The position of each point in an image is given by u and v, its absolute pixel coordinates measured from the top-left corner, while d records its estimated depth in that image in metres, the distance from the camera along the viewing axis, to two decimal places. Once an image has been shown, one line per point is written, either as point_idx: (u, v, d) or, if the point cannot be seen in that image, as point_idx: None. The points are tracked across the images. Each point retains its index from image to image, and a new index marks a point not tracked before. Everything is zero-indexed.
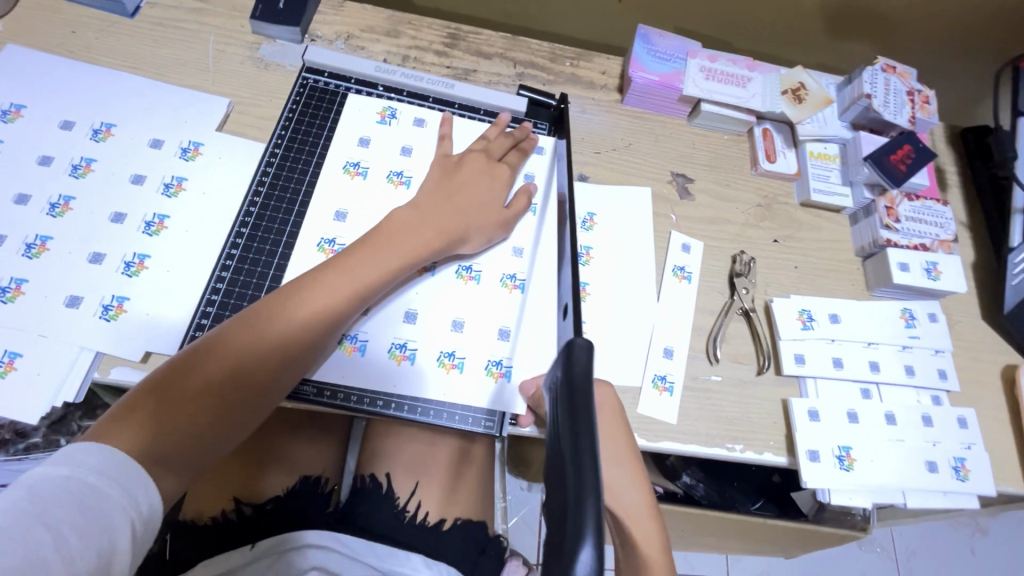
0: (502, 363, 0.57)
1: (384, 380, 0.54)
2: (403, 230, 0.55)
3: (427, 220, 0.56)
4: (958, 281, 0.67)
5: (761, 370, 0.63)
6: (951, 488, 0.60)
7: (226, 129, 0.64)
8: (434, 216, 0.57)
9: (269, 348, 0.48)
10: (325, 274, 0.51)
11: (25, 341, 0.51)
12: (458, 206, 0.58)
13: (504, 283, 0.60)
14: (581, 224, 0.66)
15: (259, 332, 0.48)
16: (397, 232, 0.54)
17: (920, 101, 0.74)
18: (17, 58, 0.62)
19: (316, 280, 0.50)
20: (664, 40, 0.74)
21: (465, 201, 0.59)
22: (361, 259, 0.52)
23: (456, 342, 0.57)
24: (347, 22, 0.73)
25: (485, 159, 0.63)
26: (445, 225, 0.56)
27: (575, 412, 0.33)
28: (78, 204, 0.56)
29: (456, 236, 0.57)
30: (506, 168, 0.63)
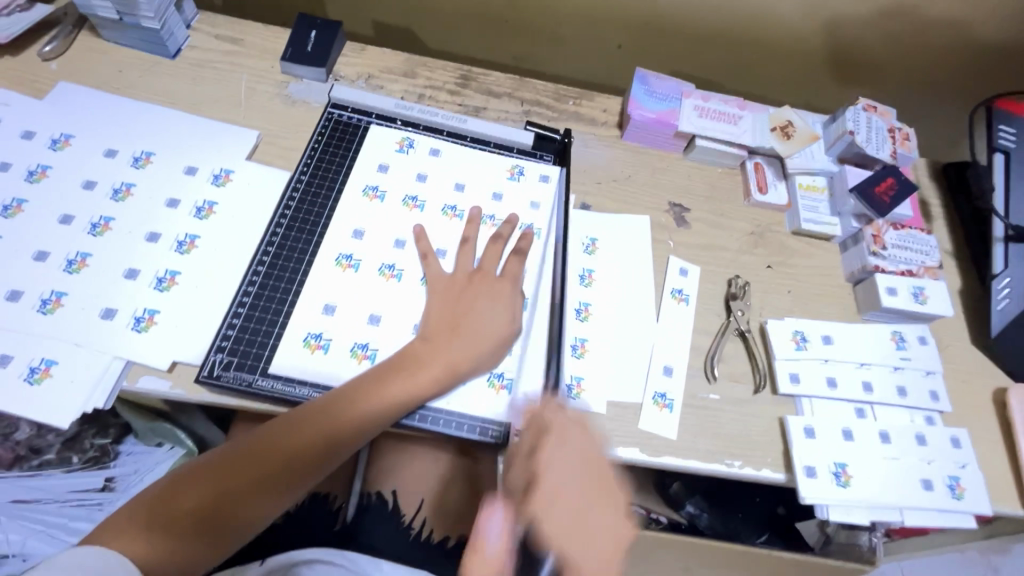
0: (504, 375, 0.60)
1: None
2: (403, 370, 0.56)
3: (434, 356, 0.57)
4: (944, 305, 0.70)
5: (757, 389, 0.65)
6: (947, 507, 0.61)
7: (254, 158, 0.69)
8: (445, 345, 0.58)
9: (279, 460, 0.52)
10: (342, 397, 0.54)
11: (61, 349, 0.54)
12: (463, 332, 0.59)
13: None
14: (584, 248, 0.70)
15: (270, 446, 0.52)
16: (407, 365, 0.56)
17: (900, 137, 0.79)
18: (69, 94, 0.68)
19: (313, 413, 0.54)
20: (660, 81, 0.80)
21: (469, 331, 0.59)
22: (357, 401, 0.54)
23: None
24: (368, 64, 0.80)
25: (483, 279, 0.63)
26: (451, 359, 0.57)
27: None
28: (117, 224, 0.61)
29: (458, 369, 0.57)
30: (509, 283, 0.63)
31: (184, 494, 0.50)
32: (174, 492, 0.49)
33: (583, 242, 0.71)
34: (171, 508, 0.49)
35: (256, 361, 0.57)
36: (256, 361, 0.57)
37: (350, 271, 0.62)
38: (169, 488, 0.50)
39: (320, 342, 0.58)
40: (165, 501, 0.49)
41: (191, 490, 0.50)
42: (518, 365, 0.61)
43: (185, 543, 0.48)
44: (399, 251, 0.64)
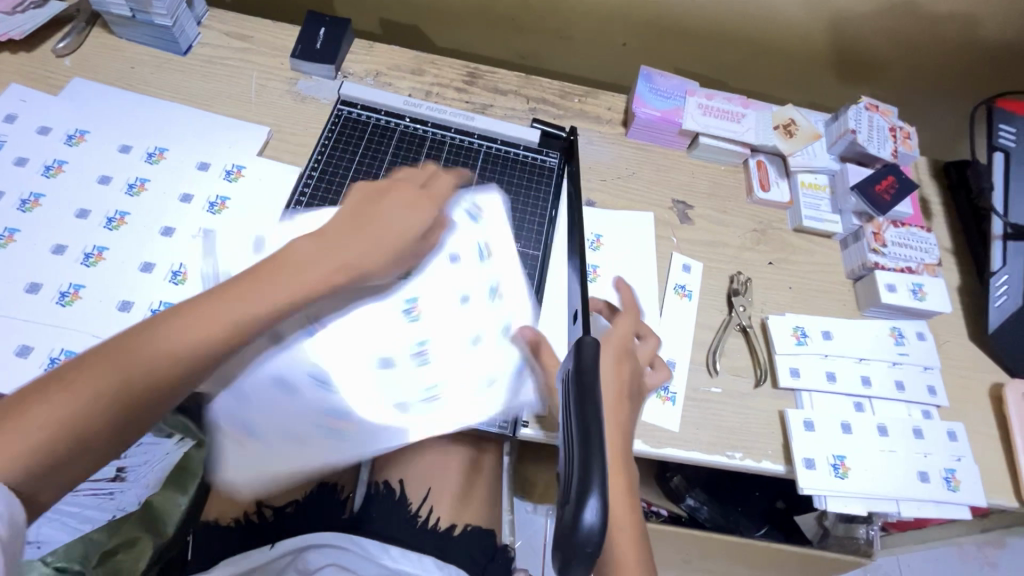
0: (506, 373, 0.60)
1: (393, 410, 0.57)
2: (302, 266, 0.50)
3: (349, 250, 0.52)
4: (942, 302, 0.72)
5: (758, 383, 0.67)
6: (943, 498, 0.62)
7: (265, 154, 0.71)
8: (355, 241, 0.52)
9: (169, 369, 0.44)
10: (222, 295, 0.46)
11: (80, 340, 0.55)
12: (382, 242, 0.54)
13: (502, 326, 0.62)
14: (589, 244, 0.72)
15: (147, 353, 0.43)
16: (306, 260, 0.50)
17: (901, 136, 0.80)
18: (83, 90, 0.69)
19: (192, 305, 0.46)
20: (665, 80, 0.81)
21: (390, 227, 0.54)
22: (243, 289, 0.47)
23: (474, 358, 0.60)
24: (376, 61, 0.81)
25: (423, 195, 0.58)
26: (347, 273, 0.51)
27: (584, 398, 0.36)
28: (132, 218, 0.62)
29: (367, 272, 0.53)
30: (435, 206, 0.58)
31: (77, 417, 0.40)
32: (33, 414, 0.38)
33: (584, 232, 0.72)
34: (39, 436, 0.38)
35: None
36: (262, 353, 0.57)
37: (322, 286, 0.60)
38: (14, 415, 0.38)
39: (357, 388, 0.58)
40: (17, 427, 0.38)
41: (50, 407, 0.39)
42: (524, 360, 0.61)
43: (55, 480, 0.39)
44: None
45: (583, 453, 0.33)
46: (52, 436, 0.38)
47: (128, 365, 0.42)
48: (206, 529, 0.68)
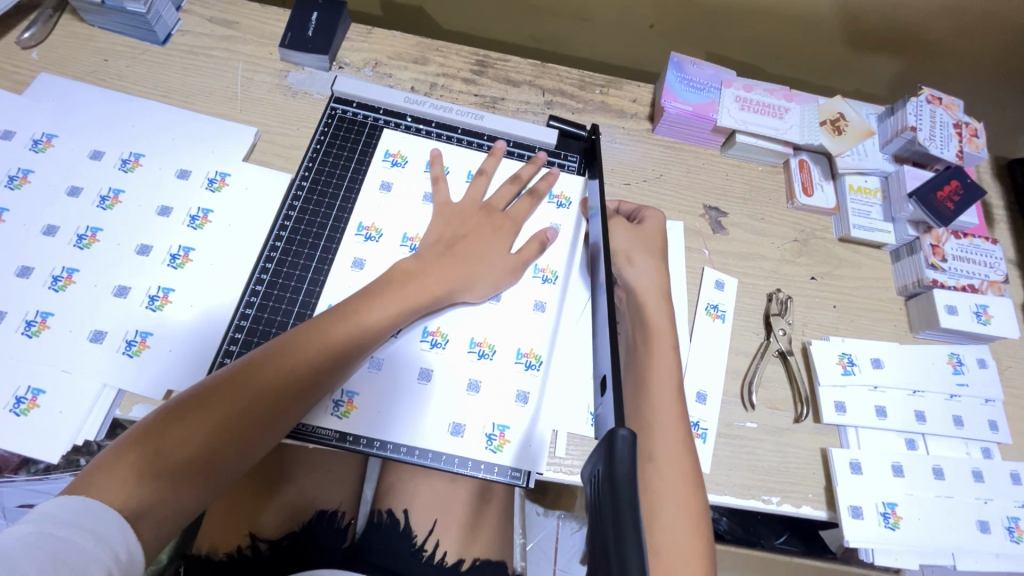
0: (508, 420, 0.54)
1: (415, 425, 0.53)
2: (412, 279, 0.54)
3: (431, 270, 0.55)
4: (1009, 326, 0.64)
5: (799, 418, 0.60)
6: (1004, 551, 0.56)
7: (253, 158, 0.64)
8: (438, 267, 0.55)
9: (276, 388, 0.46)
10: (325, 319, 0.50)
11: (48, 376, 0.50)
12: (466, 261, 0.57)
13: (521, 359, 0.57)
14: None
15: (255, 375, 0.46)
16: (396, 282, 0.53)
17: (967, 133, 0.70)
18: (50, 87, 0.62)
19: (314, 328, 0.49)
20: (698, 69, 0.72)
21: (467, 251, 0.57)
22: (360, 309, 0.51)
23: (527, 382, 0.56)
24: (375, 49, 0.73)
25: (488, 210, 0.61)
26: (456, 276, 0.56)
27: (622, 542, 0.27)
28: (105, 235, 0.56)
29: (458, 286, 0.56)
30: (511, 220, 0.61)
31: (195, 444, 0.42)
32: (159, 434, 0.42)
33: (545, 198, 0.65)
34: (161, 455, 0.41)
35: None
36: None
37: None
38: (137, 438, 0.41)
39: (453, 429, 0.54)
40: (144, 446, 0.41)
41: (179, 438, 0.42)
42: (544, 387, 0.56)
43: (174, 497, 0.41)
44: None
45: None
46: (171, 454, 0.41)
47: (250, 389, 0.45)
48: (198, 563, 0.63)
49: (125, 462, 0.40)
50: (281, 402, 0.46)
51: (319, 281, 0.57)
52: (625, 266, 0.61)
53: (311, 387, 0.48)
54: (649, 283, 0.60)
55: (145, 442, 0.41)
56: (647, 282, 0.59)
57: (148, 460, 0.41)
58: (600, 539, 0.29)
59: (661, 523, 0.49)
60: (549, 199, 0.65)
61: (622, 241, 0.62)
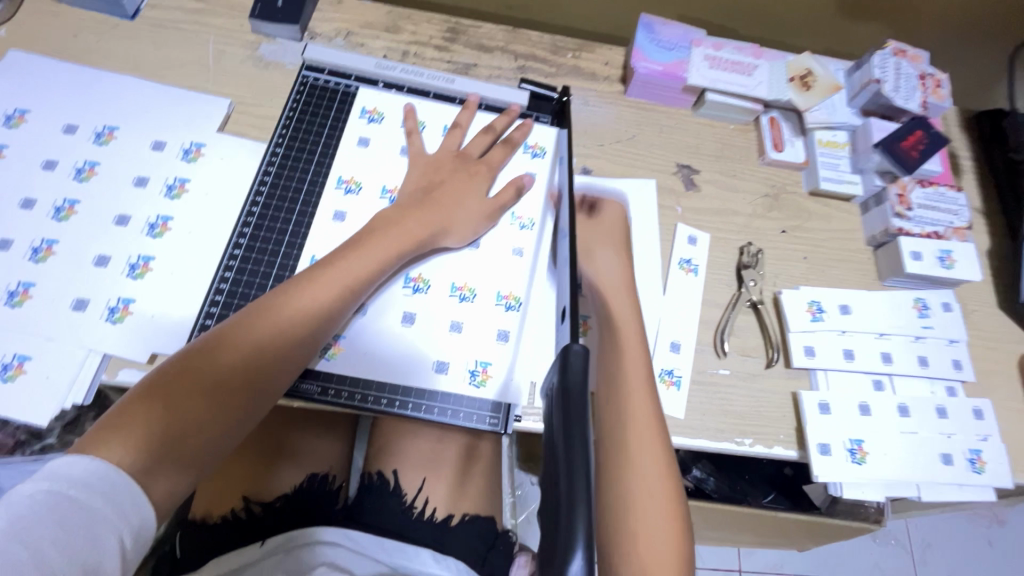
0: (490, 362, 0.56)
1: (399, 372, 0.55)
2: (395, 227, 0.55)
3: (411, 215, 0.56)
4: (972, 269, 0.66)
5: (769, 363, 0.62)
6: (966, 480, 0.59)
7: (228, 129, 0.64)
8: (418, 210, 0.56)
9: (271, 343, 0.47)
10: (312, 273, 0.51)
11: (33, 344, 0.51)
12: (446, 206, 0.58)
13: (500, 302, 0.58)
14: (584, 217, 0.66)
15: (249, 332, 0.47)
16: (380, 230, 0.54)
17: (932, 84, 0.72)
18: (20, 63, 0.62)
19: (304, 280, 0.50)
20: (667, 29, 0.72)
21: (446, 197, 0.58)
22: (348, 260, 0.52)
23: (507, 322, 0.57)
24: (347, 19, 0.73)
25: (463, 157, 0.62)
26: (435, 220, 0.56)
27: (570, 434, 0.31)
28: (83, 207, 0.57)
29: (438, 231, 0.57)
30: (486, 164, 0.62)
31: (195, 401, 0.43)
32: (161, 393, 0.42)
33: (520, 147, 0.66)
34: (164, 413, 0.42)
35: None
36: None
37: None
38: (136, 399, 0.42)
39: (437, 366, 0.55)
40: (145, 405, 0.42)
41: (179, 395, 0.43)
42: (523, 328, 0.57)
43: (182, 454, 0.42)
44: None
45: (567, 492, 0.28)
46: (173, 412, 0.42)
47: (244, 345, 0.46)
48: (194, 529, 0.65)
49: (129, 419, 0.41)
50: (278, 357, 0.48)
51: (296, 243, 0.58)
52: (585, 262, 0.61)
53: (305, 340, 0.49)
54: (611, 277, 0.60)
55: (147, 401, 0.42)
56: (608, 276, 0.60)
57: (146, 420, 0.41)
58: (551, 435, 0.33)
59: (643, 475, 0.50)
60: (524, 149, 0.66)
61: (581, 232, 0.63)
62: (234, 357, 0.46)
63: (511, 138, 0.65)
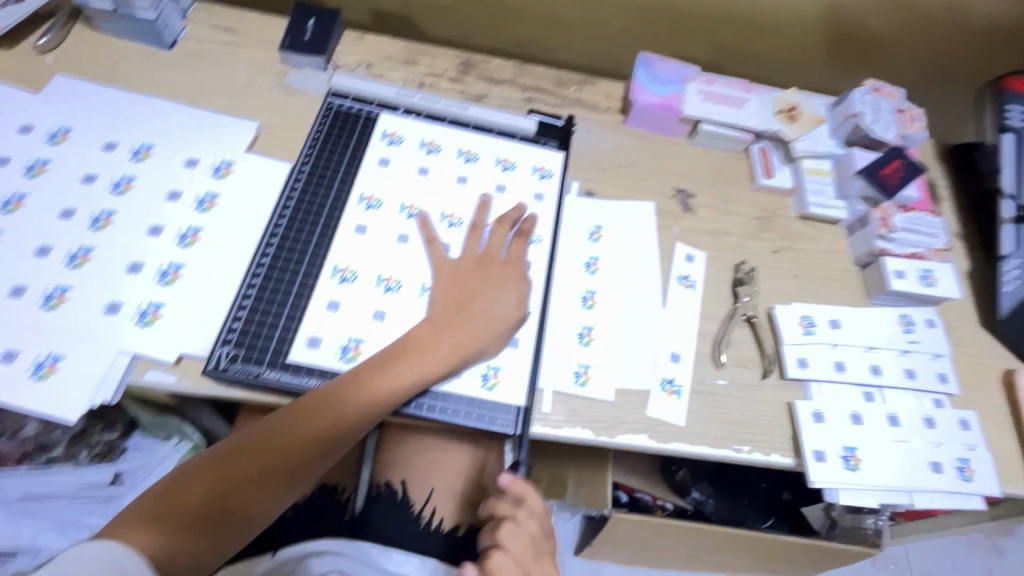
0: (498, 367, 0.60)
1: None
2: (426, 346, 0.56)
3: (445, 338, 0.57)
4: (953, 287, 0.70)
5: (765, 374, 0.65)
6: (956, 489, 0.61)
7: (255, 149, 0.69)
8: (450, 330, 0.58)
9: (293, 450, 0.53)
10: (343, 389, 0.54)
11: (67, 344, 0.54)
12: (479, 321, 0.59)
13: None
14: (588, 236, 0.70)
15: (272, 442, 0.52)
16: (409, 352, 0.56)
17: (907, 118, 0.78)
18: (65, 87, 0.67)
19: (331, 398, 0.54)
20: (663, 65, 0.79)
21: (474, 312, 0.59)
22: (377, 381, 0.54)
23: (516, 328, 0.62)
24: (368, 52, 0.79)
25: (488, 260, 0.63)
26: (468, 334, 0.58)
27: None
28: (119, 218, 0.60)
29: (470, 351, 0.58)
30: (514, 267, 0.63)
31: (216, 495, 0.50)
32: (182, 491, 0.49)
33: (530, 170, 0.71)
34: (183, 508, 0.48)
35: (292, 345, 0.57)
36: (263, 353, 0.56)
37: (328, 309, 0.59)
38: (167, 492, 0.48)
39: None
40: (172, 498, 0.48)
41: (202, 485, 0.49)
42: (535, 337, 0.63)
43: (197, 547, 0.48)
44: (400, 246, 0.63)
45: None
46: (190, 508, 0.48)
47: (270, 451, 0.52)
48: None
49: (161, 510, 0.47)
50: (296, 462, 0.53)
51: (319, 253, 0.62)
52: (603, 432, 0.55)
53: (324, 451, 0.54)
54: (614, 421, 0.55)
55: (177, 492, 0.49)
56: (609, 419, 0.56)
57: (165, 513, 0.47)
58: None
59: None
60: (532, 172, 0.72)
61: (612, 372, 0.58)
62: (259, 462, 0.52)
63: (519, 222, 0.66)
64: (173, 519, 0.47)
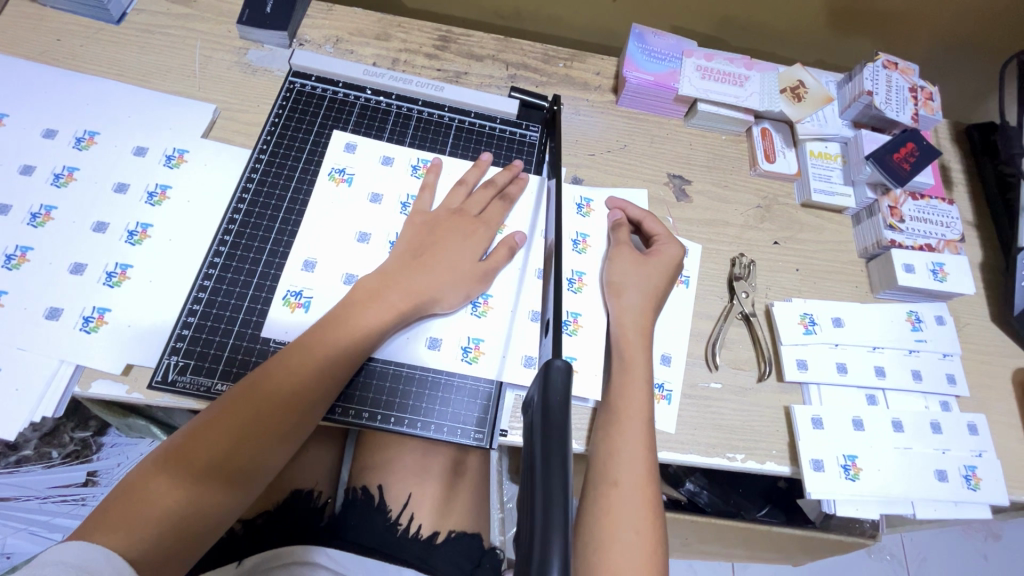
0: (482, 342, 0.56)
1: (389, 352, 0.55)
2: (385, 288, 0.53)
3: (396, 284, 0.53)
4: (965, 282, 0.65)
5: (762, 377, 0.61)
6: (962, 498, 0.57)
7: (212, 135, 0.63)
8: (401, 280, 0.54)
9: (293, 397, 0.48)
10: (335, 316, 0.51)
11: (4, 354, 0.49)
12: (430, 272, 0.55)
13: (475, 310, 0.58)
14: (577, 208, 0.66)
15: (263, 385, 0.47)
16: (374, 290, 0.53)
17: (922, 97, 0.71)
18: (1, 67, 0.61)
19: (323, 328, 0.51)
20: (659, 39, 0.72)
21: (437, 258, 0.56)
22: (362, 307, 0.52)
23: (479, 329, 0.57)
24: (337, 26, 0.72)
25: (460, 216, 0.59)
26: (433, 278, 0.55)
27: (549, 476, 0.29)
28: (60, 213, 0.55)
29: (426, 298, 0.54)
30: (486, 225, 0.60)
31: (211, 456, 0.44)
32: (190, 441, 0.45)
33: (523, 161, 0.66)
34: (191, 457, 0.44)
35: (248, 356, 0.53)
36: (215, 363, 0.52)
37: (299, 311, 0.55)
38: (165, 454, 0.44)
39: (430, 342, 0.56)
40: (176, 455, 0.44)
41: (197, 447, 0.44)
42: (505, 339, 0.57)
43: (188, 527, 0.43)
44: (375, 206, 0.60)
45: (542, 520, 0.28)
46: (199, 459, 0.44)
47: (261, 396, 0.47)
48: None
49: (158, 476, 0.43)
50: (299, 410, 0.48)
51: (280, 250, 0.57)
52: (611, 298, 0.59)
53: (316, 394, 0.49)
54: (632, 321, 0.57)
55: (176, 457, 0.44)
56: (629, 321, 0.57)
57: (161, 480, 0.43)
58: (527, 461, 0.32)
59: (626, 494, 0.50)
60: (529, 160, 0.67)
61: (624, 270, 0.60)
62: (254, 407, 0.46)
63: (503, 190, 0.63)
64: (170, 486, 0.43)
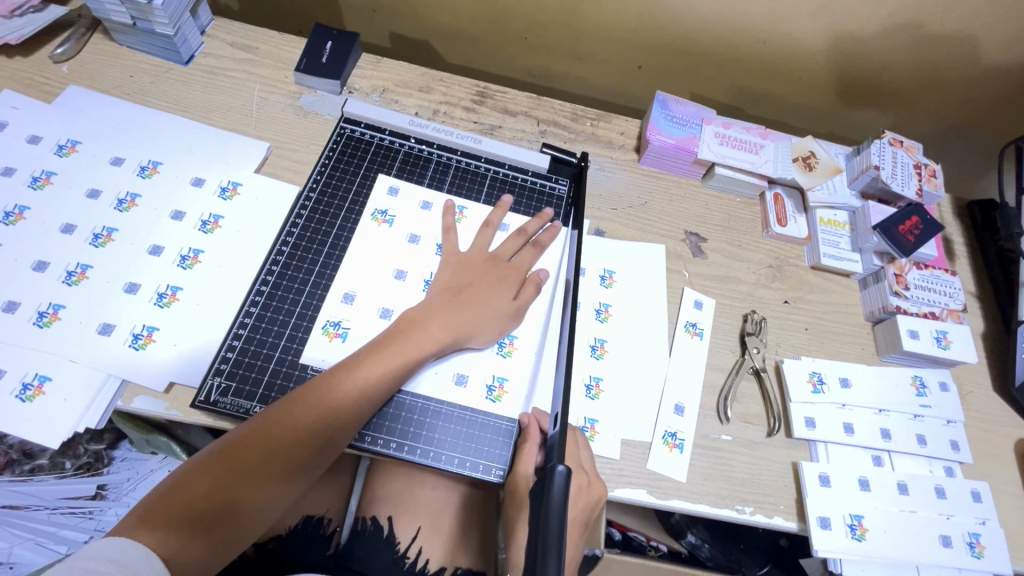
0: (507, 380, 0.59)
1: (420, 385, 0.58)
2: (421, 327, 0.56)
3: (436, 319, 0.57)
4: (968, 352, 0.68)
5: (771, 432, 0.63)
6: (965, 565, 0.59)
7: (264, 171, 0.68)
8: (441, 316, 0.58)
9: (292, 444, 0.50)
10: (360, 358, 0.54)
11: (56, 364, 0.52)
12: (467, 311, 0.59)
13: (501, 349, 0.61)
14: (600, 280, 0.68)
15: (275, 423, 0.50)
16: (408, 330, 0.56)
17: (926, 174, 0.76)
18: (79, 98, 0.67)
19: (348, 368, 0.53)
20: (681, 107, 0.78)
21: (473, 296, 0.60)
22: (393, 348, 0.55)
23: (504, 368, 0.60)
24: (384, 77, 0.78)
25: (494, 261, 0.63)
26: (467, 318, 0.58)
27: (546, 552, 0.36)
28: (120, 235, 0.59)
29: (462, 333, 0.58)
30: (518, 270, 0.64)
31: (215, 488, 0.46)
32: (199, 471, 0.47)
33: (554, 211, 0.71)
34: (196, 487, 0.46)
35: (285, 381, 0.56)
36: (255, 387, 0.55)
37: (337, 340, 0.58)
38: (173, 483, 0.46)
39: (458, 378, 0.59)
40: (173, 492, 0.45)
41: (201, 477, 0.46)
42: (529, 379, 0.60)
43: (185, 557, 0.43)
44: (413, 246, 0.64)
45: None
46: (202, 489, 0.46)
47: (271, 434, 0.49)
48: None
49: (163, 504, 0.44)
50: (295, 457, 0.50)
51: (322, 282, 0.61)
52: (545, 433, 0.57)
53: (322, 437, 0.51)
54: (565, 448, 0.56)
55: (183, 485, 0.46)
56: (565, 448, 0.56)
57: (165, 509, 0.44)
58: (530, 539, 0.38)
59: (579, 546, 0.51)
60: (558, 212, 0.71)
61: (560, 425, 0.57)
62: (263, 443, 0.49)
63: (533, 237, 0.67)
64: (173, 513, 0.44)
